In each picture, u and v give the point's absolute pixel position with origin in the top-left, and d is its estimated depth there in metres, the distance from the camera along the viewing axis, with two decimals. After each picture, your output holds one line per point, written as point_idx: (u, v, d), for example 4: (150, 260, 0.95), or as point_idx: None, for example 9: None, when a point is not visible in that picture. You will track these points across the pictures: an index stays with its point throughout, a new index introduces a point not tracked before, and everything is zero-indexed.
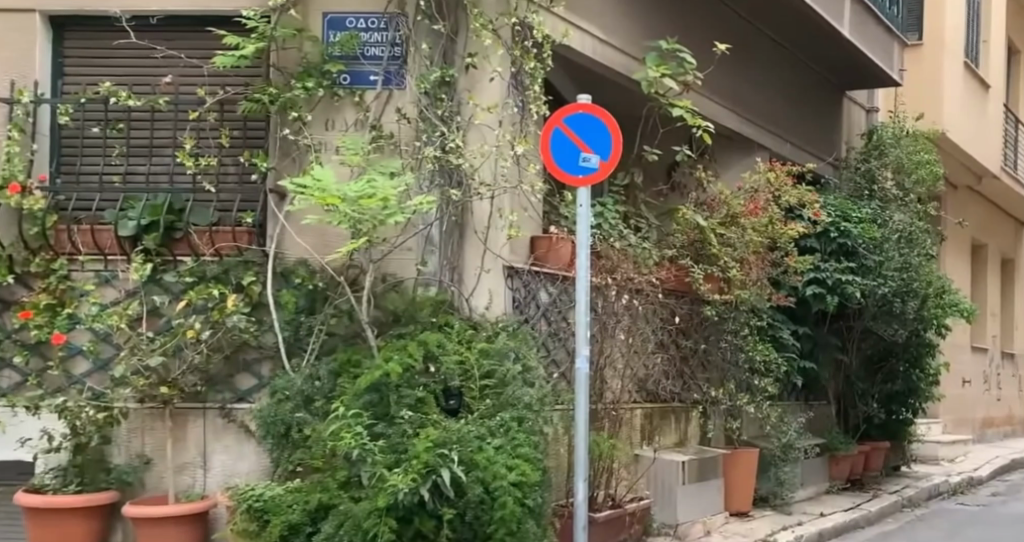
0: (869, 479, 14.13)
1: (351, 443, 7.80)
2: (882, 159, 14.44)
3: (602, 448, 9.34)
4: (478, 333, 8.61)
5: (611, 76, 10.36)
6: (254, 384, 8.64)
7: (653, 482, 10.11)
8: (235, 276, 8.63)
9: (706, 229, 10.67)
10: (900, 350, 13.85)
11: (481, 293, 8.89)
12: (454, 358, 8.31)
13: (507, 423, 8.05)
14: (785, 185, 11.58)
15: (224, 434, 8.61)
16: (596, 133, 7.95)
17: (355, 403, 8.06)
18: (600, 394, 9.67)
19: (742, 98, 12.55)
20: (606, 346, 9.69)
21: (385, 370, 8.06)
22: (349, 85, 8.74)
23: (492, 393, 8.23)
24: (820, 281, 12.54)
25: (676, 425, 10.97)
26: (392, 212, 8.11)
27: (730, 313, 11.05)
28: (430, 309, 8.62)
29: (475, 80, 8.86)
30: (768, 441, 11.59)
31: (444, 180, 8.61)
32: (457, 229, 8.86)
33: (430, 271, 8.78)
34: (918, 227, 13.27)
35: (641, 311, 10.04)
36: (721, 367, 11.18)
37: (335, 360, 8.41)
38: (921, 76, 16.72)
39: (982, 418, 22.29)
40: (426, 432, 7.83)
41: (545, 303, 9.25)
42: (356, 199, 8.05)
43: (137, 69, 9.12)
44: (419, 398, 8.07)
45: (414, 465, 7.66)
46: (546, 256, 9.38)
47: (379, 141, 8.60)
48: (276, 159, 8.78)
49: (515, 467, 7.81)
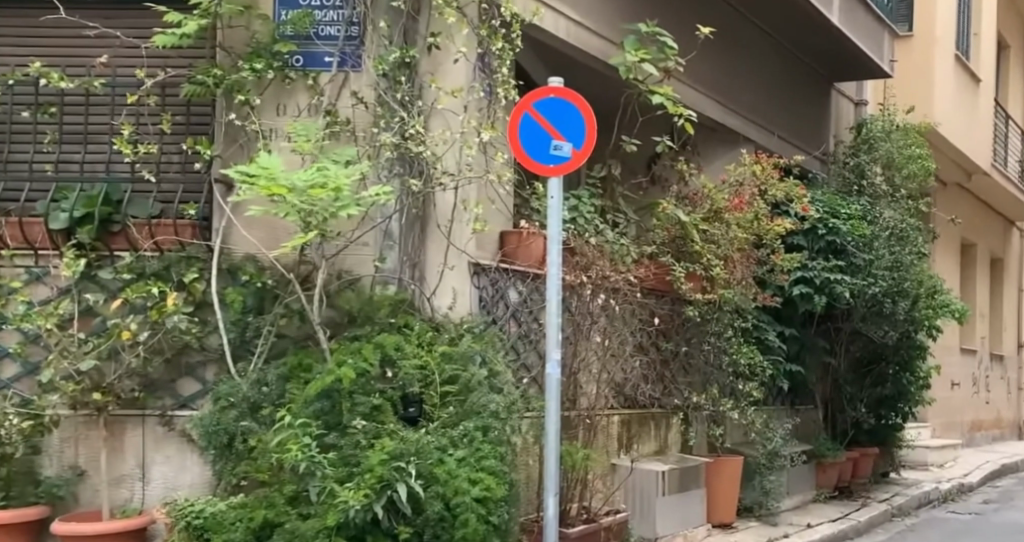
0: (858, 487, 13.52)
1: (298, 455, 7.12)
2: (872, 154, 13.86)
3: (575, 458, 8.67)
4: (440, 335, 7.95)
5: (587, 61, 9.73)
6: (198, 390, 7.97)
7: (630, 494, 9.48)
8: (177, 273, 7.96)
9: (688, 225, 10.06)
10: (890, 353, 13.23)
11: (444, 292, 8.23)
12: (415, 362, 7.64)
13: (471, 433, 7.40)
14: (772, 177, 10.94)
15: (165, 443, 7.94)
16: (570, 118, 7.26)
17: (304, 411, 7.40)
18: (574, 401, 9.02)
19: (726, 88, 11.93)
20: (580, 349, 9.04)
21: (337, 375, 7.40)
22: (302, 67, 8.07)
23: (454, 400, 7.58)
24: (808, 280, 11.88)
25: (656, 432, 10.31)
26: (344, 203, 7.45)
27: (713, 313, 10.39)
28: (388, 309, 7.95)
29: (438, 62, 8.22)
30: (752, 448, 10.98)
31: (403, 169, 7.95)
32: (418, 222, 8.19)
33: (389, 269, 8.11)
34: (909, 224, 12.70)
35: (618, 311, 9.35)
36: (703, 371, 10.56)
37: (284, 365, 7.75)
38: (912, 68, 16.12)
39: (970, 421, 21.72)
40: (381, 444, 7.19)
41: (515, 303, 8.56)
42: (305, 189, 7.36)
43: (69, 50, 8.45)
44: (375, 406, 7.41)
45: (367, 480, 7.02)
46: (516, 252, 8.68)
47: (334, 128, 7.89)
48: (222, 146, 8.11)
49: (479, 481, 7.19)
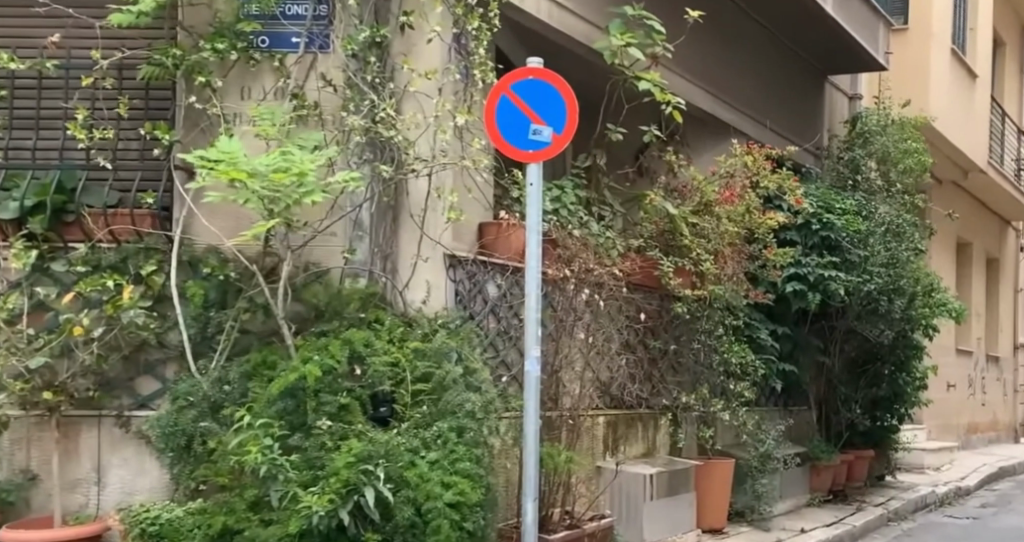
0: (852, 490, 13.12)
1: (259, 458, 6.71)
2: (867, 147, 13.43)
3: (557, 461, 8.23)
4: (412, 330, 7.51)
5: (570, 46, 9.31)
6: (158, 389, 7.52)
7: (616, 498, 9.05)
8: (134, 265, 7.53)
9: (677, 218, 9.67)
10: (886, 353, 12.84)
11: (417, 285, 7.79)
12: (386, 359, 7.20)
13: (445, 434, 6.98)
14: (765, 169, 10.51)
15: (122, 446, 7.50)
16: (549, 102, 6.81)
17: (266, 411, 6.97)
18: (556, 401, 8.55)
19: (716, 78, 11.52)
20: (562, 346, 8.59)
21: (301, 372, 6.97)
22: (268, 48, 7.64)
23: (427, 399, 7.15)
24: (801, 277, 11.47)
25: (643, 434, 9.87)
26: (309, 189, 7.00)
27: (703, 311, 9.96)
28: (358, 304, 7.52)
29: (412, 42, 7.78)
30: (744, 451, 10.53)
31: (374, 154, 7.52)
32: (390, 212, 7.77)
33: (359, 261, 7.67)
34: (905, 220, 12.30)
35: (604, 307, 8.91)
36: (693, 371, 10.13)
37: (247, 362, 7.32)
38: (908, 61, 15.71)
39: (966, 424, 21.34)
40: (348, 445, 6.77)
41: (494, 297, 8.11)
42: (267, 174, 6.92)
43: (22, 30, 8.05)
44: (342, 406, 6.98)
45: (332, 485, 6.60)
46: (495, 244, 8.26)
47: (301, 112, 7.46)
48: (182, 132, 7.66)
49: (453, 485, 6.77)
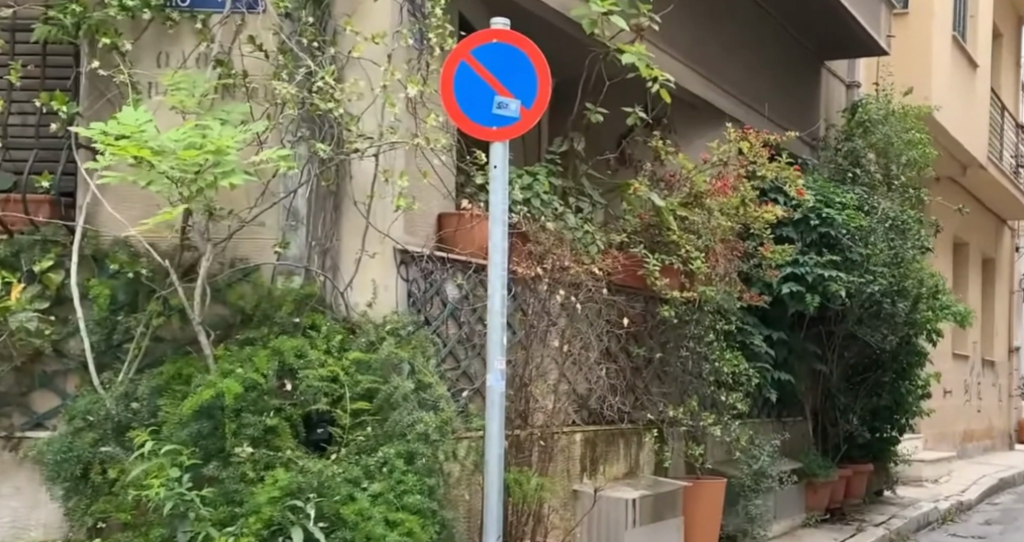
0: (850, 508, 12.01)
1: (162, 493, 5.60)
2: (868, 138, 12.32)
3: (525, 488, 7.09)
4: (355, 338, 6.37)
5: (542, 13, 8.17)
6: (56, 407, 6.38)
7: (595, 526, 7.86)
8: (27, 261, 6.40)
9: (664, 211, 8.56)
10: (887, 360, 11.80)
11: (362, 285, 6.64)
12: (322, 373, 6.06)
13: (391, 462, 5.86)
14: (762, 157, 9.42)
15: (14, 472, 6.32)
16: (517, 70, 5.64)
17: (176, 434, 5.85)
18: (525, 418, 7.41)
19: (705, 59, 10.42)
20: (533, 355, 7.49)
21: (218, 389, 5.83)
22: (188, 7, 6.50)
23: (372, 420, 6.04)
24: (799, 277, 10.37)
25: (626, 452, 8.76)
26: (227, 168, 5.78)
27: (693, 314, 8.83)
28: (291, 307, 6.39)
29: (358, 1, 6.63)
30: (736, 469, 9.42)
31: (311, 131, 6.42)
32: (331, 199, 6.64)
33: (293, 256, 6.55)
34: (909, 216, 11.20)
35: (581, 311, 7.80)
36: (680, 381, 8.96)
37: (159, 376, 6.19)
38: (907, 47, 14.64)
39: (961, 432, 20.30)
40: (273, 475, 5.71)
41: (454, 299, 6.97)
42: (176, 151, 5.70)
43: None
44: (268, 428, 5.86)
45: (251, 525, 5.58)
46: (455, 237, 7.08)
47: (225, 81, 6.35)
48: (86, 104, 6.51)
49: (399, 524, 5.70)
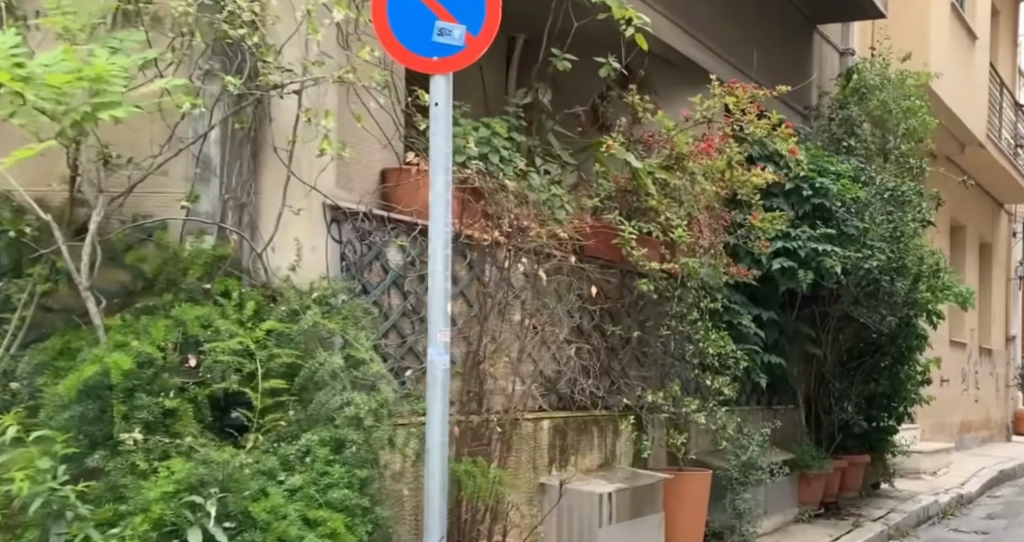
0: (845, 503, 11.08)
1: (28, 488, 4.66)
2: (864, 105, 11.36)
3: (479, 481, 6.15)
4: (275, 306, 5.45)
5: None
6: None
7: (562, 522, 6.95)
8: None
9: (641, 173, 7.63)
10: (886, 343, 10.86)
11: (285, 246, 5.74)
12: (232, 345, 5.13)
13: (314, 451, 4.95)
14: (748, 114, 8.50)
15: None
16: None
17: (56, 418, 4.92)
18: (480, 401, 6.45)
19: (685, 11, 9.47)
20: (490, 331, 6.55)
21: (105, 365, 4.92)
22: None
23: (292, 402, 5.12)
24: (791, 252, 9.45)
25: (600, 441, 7.75)
26: (107, 100, 4.88)
27: (675, 291, 7.81)
28: (200, 273, 5.49)
29: None
30: (722, 459, 8.49)
31: (222, 65, 5.57)
32: (248, 144, 5.73)
33: (205, 212, 5.66)
34: (910, 187, 10.24)
35: (546, 284, 6.95)
36: (661, 364, 7.99)
37: (44, 351, 5.28)
38: (904, 13, 13.72)
39: (959, 423, 19.41)
40: (169, 467, 4.75)
41: (397, 266, 6.04)
42: (44, 77, 4.78)
43: None
44: (167, 411, 4.93)
45: (137, 526, 4.59)
46: (398, 193, 6.14)
47: (124, 5, 5.44)
48: None
49: (320, 524, 4.78)
